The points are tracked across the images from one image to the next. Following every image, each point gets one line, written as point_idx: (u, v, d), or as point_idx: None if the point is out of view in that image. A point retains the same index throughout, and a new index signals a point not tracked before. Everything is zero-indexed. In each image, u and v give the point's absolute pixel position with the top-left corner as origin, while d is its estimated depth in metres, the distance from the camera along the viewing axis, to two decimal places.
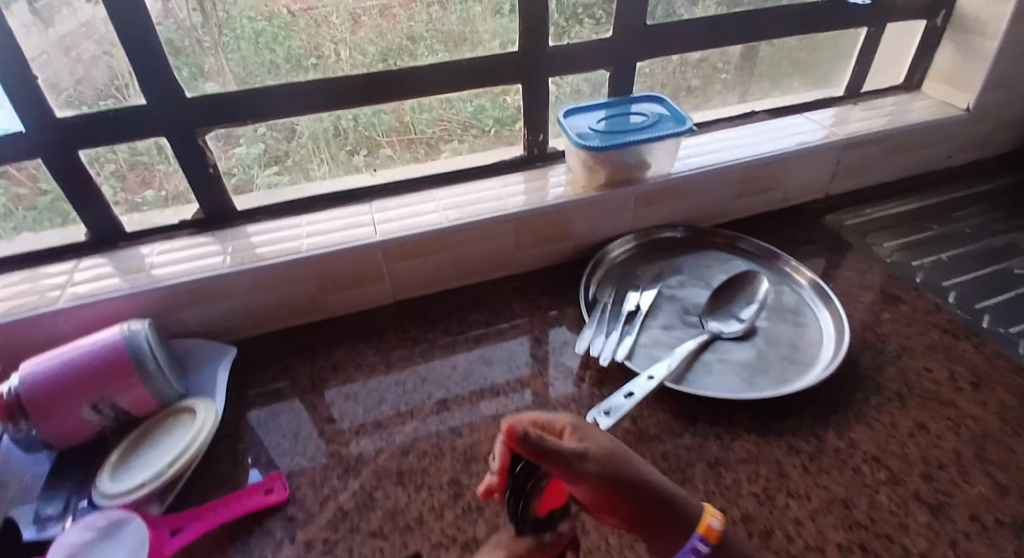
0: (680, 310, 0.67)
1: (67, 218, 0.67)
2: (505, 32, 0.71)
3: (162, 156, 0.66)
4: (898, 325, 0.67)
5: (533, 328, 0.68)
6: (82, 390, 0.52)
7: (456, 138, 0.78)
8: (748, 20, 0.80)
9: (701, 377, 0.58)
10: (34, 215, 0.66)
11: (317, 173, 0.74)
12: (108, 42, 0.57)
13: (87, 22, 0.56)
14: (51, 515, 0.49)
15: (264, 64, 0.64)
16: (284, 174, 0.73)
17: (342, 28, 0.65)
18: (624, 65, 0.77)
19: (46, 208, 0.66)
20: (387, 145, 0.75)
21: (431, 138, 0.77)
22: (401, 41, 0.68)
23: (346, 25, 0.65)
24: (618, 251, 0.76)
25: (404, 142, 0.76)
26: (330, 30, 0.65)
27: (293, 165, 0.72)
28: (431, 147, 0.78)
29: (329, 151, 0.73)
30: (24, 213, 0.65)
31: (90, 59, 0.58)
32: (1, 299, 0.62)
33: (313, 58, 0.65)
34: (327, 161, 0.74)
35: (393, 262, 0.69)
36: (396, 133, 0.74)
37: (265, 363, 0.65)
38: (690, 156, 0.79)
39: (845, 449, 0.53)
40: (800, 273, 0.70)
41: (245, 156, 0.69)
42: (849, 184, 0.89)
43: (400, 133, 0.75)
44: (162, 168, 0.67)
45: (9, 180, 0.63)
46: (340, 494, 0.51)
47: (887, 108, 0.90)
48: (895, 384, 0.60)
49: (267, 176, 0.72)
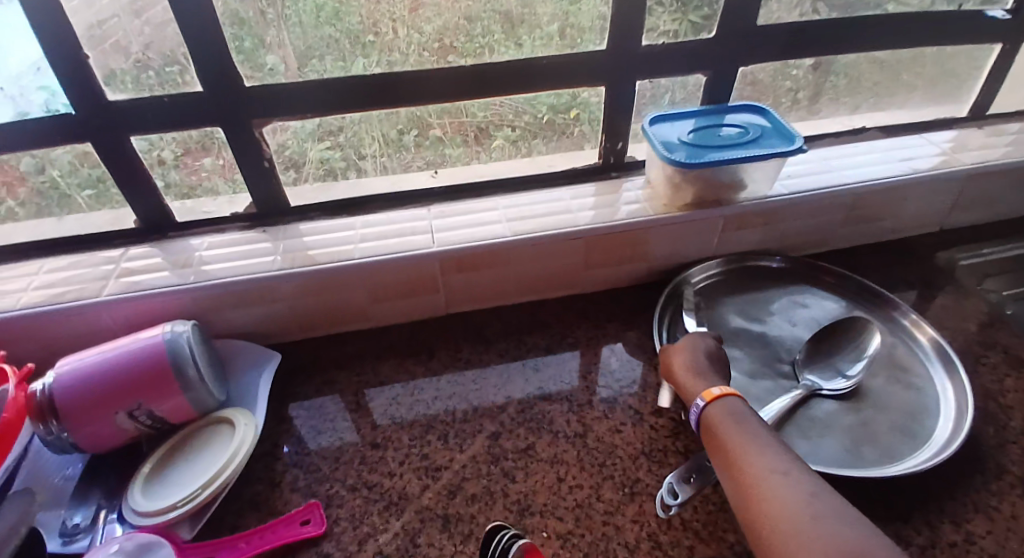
0: (770, 354, 0.60)
1: (118, 203, 0.65)
2: (563, 14, 0.63)
3: (215, 145, 0.62)
4: (1023, 394, 0.58)
5: (597, 359, 0.62)
6: (120, 395, 0.49)
7: (507, 125, 0.70)
8: (869, 25, 0.70)
9: (791, 437, 0.51)
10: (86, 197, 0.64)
11: (369, 163, 0.69)
12: (166, 19, 0.53)
13: None
14: (79, 526, 0.46)
15: (325, 38, 0.58)
16: (338, 153, 0.67)
17: (399, 6, 0.59)
18: (720, 71, 0.69)
19: (98, 191, 0.63)
20: (438, 124, 0.67)
21: (481, 122, 0.69)
22: (457, 20, 0.61)
23: (403, 3, 0.59)
24: (701, 277, 0.69)
25: (456, 124, 0.68)
26: (389, 7, 0.59)
27: (345, 142, 0.66)
28: (484, 136, 0.70)
29: (380, 131, 0.67)
30: (88, 172, 0.61)
31: (153, 31, 0.54)
32: (48, 284, 0.60)
33: (371, 36, 0.60)
34: (380, 145, 0.68)
35: (450, 274, 0.64)
36: (448, 115, 0.67)
37: (310, 373, 0.61)
38: (791, 178, 0.70)
39: (961, 545, 0.45)
40: (920, 329, 0.61)
41: (300, 130, 0.63)
42: (963, 218, 0.79)
43: (451, 115, 0.67)
44: (214, 157, 0.63)
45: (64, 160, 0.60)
46: (381, 534, 0.46)
47: (1016, 134, 0.79)
48: (1021, 469, 0.51)
49: (321, 150, 0.66)
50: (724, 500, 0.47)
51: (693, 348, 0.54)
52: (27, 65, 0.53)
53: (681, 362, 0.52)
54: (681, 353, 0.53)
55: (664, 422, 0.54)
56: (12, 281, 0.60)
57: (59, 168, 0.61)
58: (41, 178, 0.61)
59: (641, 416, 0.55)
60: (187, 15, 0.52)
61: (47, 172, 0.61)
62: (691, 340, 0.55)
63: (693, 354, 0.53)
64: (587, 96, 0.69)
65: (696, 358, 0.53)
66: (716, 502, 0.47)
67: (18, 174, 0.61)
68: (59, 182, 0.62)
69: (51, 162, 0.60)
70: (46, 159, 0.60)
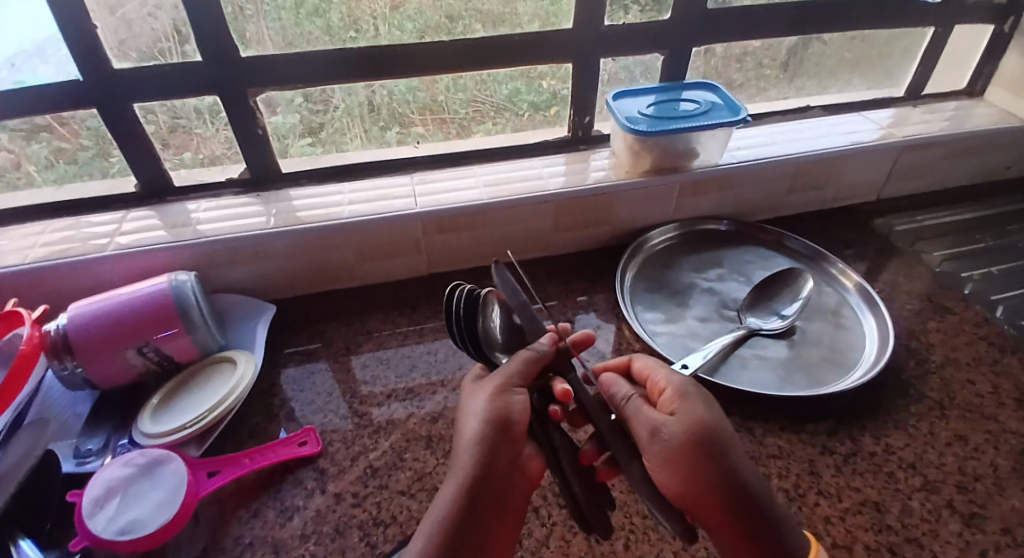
0: (718, 304, 0.68)
1: (106, 174, 0.69)
2: (545, 15, 0.70)
3: (201, 120, 0.67)
4: (942, 334, 0.65)
5: (565, 311, 0.69)
6: (129, 333, 0.53)
7: (489, 121, 0.77)
8: (811, 11, 0.77)
9: (736, 371, 0.59)
10: (75, 169, 0.68)
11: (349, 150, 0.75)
12: (153, 3, 0.58)
13: None
14: (91, 450, 0.51)
15: (304, 35, 0.64)
16: (318, 147, 0.73)
17: (380, 4, 0.64)
18: (679, 50, 0.76)
19: (86, 163, 0.67)
20: (419, 122, 0.75)
21: (464, 119, 0.76)
22: (439, 19, 0.67)
23: (384, 2, 0.64)
24: (659, 238, 0.76)
25: (436, 120, 0.75)
26: (370, 6, 0.64)
27: (327, 140, 0.73)
28: (464, 128, 0.77)
29: (362, 127, 0.73)
30: (64, 166, 0.67)
31: (134, 19, 0.59)
32: (47, 243, 0.64)
33: (351, 33, 0.65)
34: (359, 137, 0.74)
35: (432, 235, 0.69)
36: (429, 112, 0.74)
37: (303, 323, 0.67)
38: (741, 149, 0.77)
39: (881, 455, 0.52)
40: (846, 276, 0.70)
41: (280, 126, 0.69)
42: (901, 188, 0.87)
43: (434, 112, 0.74)
44: (200, 133, 0.68)
45: (52, 135, 0.64)
46: (371, 452, 0.52)
47: (947, 113, 0.87)
48: (936, 393, 0.58)
49: (301, 146, 0.73)
50: None
51: (720, 449, 0.40)
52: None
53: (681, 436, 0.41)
54: (719, 471, 0.39)
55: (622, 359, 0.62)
56: (19, 240, 0.64)
57: (36, 162, 0.66)
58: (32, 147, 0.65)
59: (604, 356, 0.63)
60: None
61: (41, 141, 0.65)
62: (712, 431, 0.41)
63: (732, 465, 0.40)
64: (566, 92, 0.77)
65: (737, 471, 0.40)
66: None
67: None
68: (35, 177, 0.67)
69: (27, 158, 0.66)
70: (23, 155, 0.65)
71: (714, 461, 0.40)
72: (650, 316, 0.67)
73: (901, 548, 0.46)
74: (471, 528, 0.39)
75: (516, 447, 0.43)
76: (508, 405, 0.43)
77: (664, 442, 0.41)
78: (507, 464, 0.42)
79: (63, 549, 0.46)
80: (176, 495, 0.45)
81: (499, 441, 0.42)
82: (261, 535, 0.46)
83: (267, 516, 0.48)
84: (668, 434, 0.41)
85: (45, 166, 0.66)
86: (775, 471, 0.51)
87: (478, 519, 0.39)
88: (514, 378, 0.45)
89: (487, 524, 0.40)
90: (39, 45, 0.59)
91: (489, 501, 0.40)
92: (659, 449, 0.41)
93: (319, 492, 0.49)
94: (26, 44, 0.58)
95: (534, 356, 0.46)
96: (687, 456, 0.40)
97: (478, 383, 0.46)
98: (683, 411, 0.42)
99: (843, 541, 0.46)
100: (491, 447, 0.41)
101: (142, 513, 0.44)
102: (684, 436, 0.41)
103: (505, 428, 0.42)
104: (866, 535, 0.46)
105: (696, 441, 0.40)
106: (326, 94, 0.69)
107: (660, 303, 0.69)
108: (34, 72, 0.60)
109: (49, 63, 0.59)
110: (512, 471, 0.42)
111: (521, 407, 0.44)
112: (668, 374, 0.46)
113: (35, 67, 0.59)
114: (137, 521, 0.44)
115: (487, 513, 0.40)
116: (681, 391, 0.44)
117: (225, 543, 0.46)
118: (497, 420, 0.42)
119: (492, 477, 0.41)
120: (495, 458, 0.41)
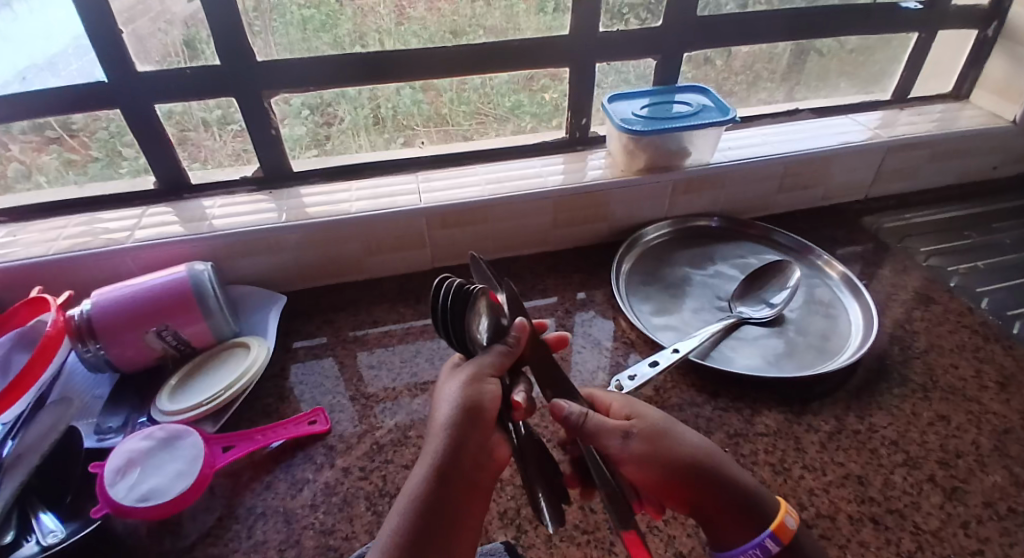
0: (710, 295, 0.71)
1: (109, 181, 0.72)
2: (545, 28, 0.74)
3: (207, 130, 0.71)
4: (926, 322, 0.68)
5: (564, 302, 0.72)
6: (150, 318, 0.57)
7: (492, 131, 0.81)
8: (798, 17, 0.81)
9: (727, 355, 0.62)
10: (84, 179, 0.72)
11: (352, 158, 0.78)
12: (164, 19, 0.62)
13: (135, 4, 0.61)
14: (112, 427, 0.54)
15: (310, 48, 0.68)
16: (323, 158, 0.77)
17: (387, 19, 0.68)
18: (672, 55, 0.80)
19: (97, 174, 0.72)
20: (422, 132, 0.79)
21: (467, 130, 0.80)
22: (444, 34, 0.71)
23: (391, 16, 0.68)
24: (654, 234, 0.79)
25: (440, 131, 0.79)
26: (376, 20, 0.68)
27: (331, 150, 0.77)
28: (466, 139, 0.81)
29: (368, 138, 0.77)
30: (72, 178, 0.71)
31: (146, 34, 0.63)
32: (63, 238, 0.67)
33: (358, 46, 0.69)
34: (365, 146, 0.78)
35: (436, 230, 0.72)
36: (433, 123, 0.78)
37: (312, 314, 0.70)
38: (732, 149, 0.81)
39: (864, 432, 0.55)
40: (832, 267, 0.73)
41: (289, 136, 0.74)
42: (890, 187, 0.90)
43: (437, 123, 0.78)
44: (210, 144, 0.72)
45: (63, 147, 0.68)
46: (378, 430, 0.55)
47: (933, 115, 0.90)
48: (920, 377, 0.61)
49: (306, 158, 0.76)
50: (663, 400, 0.58)
51: (675, 433, 0.43)
52: (13, 74, 0.63)
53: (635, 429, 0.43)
54: (681, 450, 0.42)
55: (617, 346, 0.65)
56: (46, 233, 0.68)
57: (46, 173, 0.70)
58: (57, 151, 0.69)
59: (600, 343, 0.65)
60: (214, 3, 0.61)
61: (65, 144, 0.68)
62: (663, 422, 0.44)
63: (688, 443, 0.43)
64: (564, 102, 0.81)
65: (693, 447, 0.43)
66: (656, 401, 0.58)
67: (6, 179, 0.70)
68: (44, 187, 0.71)
69: (38, 168, 0.70)
70: (34, 165, 0.69)
71: (673, 444, 0.42)
72: (644, 307, 0.70)
73: (882, 518, 0.48)
74: (443, 509, 0.39)
75: (487, 433, 0.43)
76: (480, 394, 0.43)
77: (635, 440, 0.42)
78: (477, 450, 0.42)
79: (84, 520, 0.46)
80: (194, 464, 0.48)
81: (469, 426, 0.42)
82: (274, 505, 0.49)
83: (279, 488, 0.50)
84: (635, 433, 0.42)
85: (55, 176, 0.71)
86: (762, 448, 0.53)
87: (452, 499, 0.39)
88: (486, 368, 0.45)
89: (460, 501, 0.39)
90: (51, 59, 0.63)
91: (460, 485, 0.40)
92: (631, 449, 0.41)
93: (328, 466, 0.52)
94: (37, 58, 0.63)
95: (506, 351, 0.46)
96: (655, 445, 0.42)
97: (455, 371, 0.46)
98: (634, 413, 0.45)
99: (827, 511, 0.48)
100: (461, 432, 0.41)
101: (161, 482, 0.47)
102: (645, 430, 0.43)
103: (478, 415, 0.43)
104: (849, 507, 0.49)
105: (654, 433, 0.43)
106: (328, 107, 0.73)
107: (654, 294, 0.72)
108: (45, 83, 0.63)
109: (60, 76, 0.63)
110: (481, 456, 0.42)
111: (492, 396, 0.44)
112: (608, 394, 0.48)
113: (46, 79, 0.63)
114: (156, 489, 0.46)
115: (460, 492, 0.40)
116: (626, 401, 0.47)
117: (239, 512, 0.49)
118: (468, 406, 0.42)
119: (462, 462, 0.41)
120: (465, 443, 0.41)
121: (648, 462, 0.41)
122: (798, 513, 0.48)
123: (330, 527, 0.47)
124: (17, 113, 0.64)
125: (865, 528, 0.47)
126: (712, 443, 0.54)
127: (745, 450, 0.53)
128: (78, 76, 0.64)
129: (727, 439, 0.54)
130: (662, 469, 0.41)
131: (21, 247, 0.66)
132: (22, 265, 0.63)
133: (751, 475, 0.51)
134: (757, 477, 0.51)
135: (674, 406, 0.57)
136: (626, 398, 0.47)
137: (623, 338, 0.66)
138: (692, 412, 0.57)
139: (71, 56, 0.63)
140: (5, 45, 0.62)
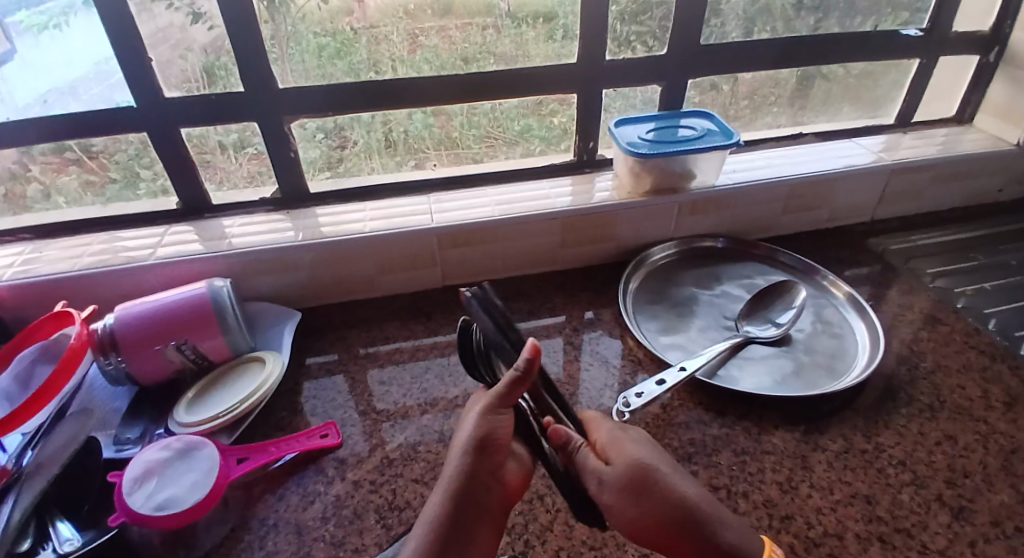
0: (717, 314, 0.72)
1: (128, 202, 0.75)
2: (552, 55, 0.77)
3: (224, 153, 0.74)
4: (933, 343, 0.68)
5: (571, 321, 0.73)
6: (171, 333, 0.59)
7: (502, 154, 0.83)
8: (799, 45, 0.83)
9: (732, 374, 0.62)
10: (101, 201, 0.74)
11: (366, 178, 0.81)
12: (184, 46, 0.65)
13: (157, 32, 0.64)
14: (130, 439, 0.55)
15: (325, 74, 0.71)
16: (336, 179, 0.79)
17: (400, 46, 0.71)
18: (677, 81, 0.82)
19: (113, 195, 0.74)
20: (433, 155, 0.81)
21: (477, 153, 0.82)
22: (455, 61, 0.74)
23: (404, 44, 0.72)
24: (660, 254, 0.80)
25: (451, 154, 0.82)
26: (389, 48, 0.71)
27: (344, 171, 0.79)
28: (477, 161, 0.83)
29: (381, 160, 0.80)
30: (91, 199, 0.74)
31: (167, 61, 0.66)
32: (84, 256, 0.69)
33: (372, 72, 0.72)
34: (378, 167, 0.80)
35: (446, 248, 0.74)
36: (444, 146, 0.81)
37: (324, 330, 0.72)
38: (737, 171, 0.82)
39: (871, 451, 0.55)
40: (837, 287, 0.74)
41: (303, 160, 0.76)
42: (895, 210, 0.91)
43: (448, 146, 0.81)
44: (226, 165, 0.75)
45: (82, 168, 0.71)
46: (387, 445, 0.56)
47: (937, 139, 0.92)
48: (927, 396, 0.61)
49: (321, 179, 0.79)
50: (670, 417, 0.59)
51: (656, 478, 0.43)
52: (35, 97, 0.66)
53: (614, 470, 0.44)
54: (656, 501, 0.42)
55: (625, 363, 0.66)
56: (67, 251, 0.70)
57: (65, 195, 0.73)
58: (77, 171, 0.71)
59: (606, 360, 0.66)
60: (238, 32, 0.64)
61: (87, 165, 0.71)
62: (646, 465, 0.44)
63: (671, 488, 0.43)
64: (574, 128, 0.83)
65: (673, 491, 0.43)
66: (663, 418, 0.59)
67: (26, 200, 0.72)
68: (64, 208, 0.74)
69: (58, 189, 0.72)
70: (54, 187, 0.72)
71: (652, 492, 0.43)
72: (652, 325, 0.71)
73: (890, 537, 0.48)
74: (462, 528, 0.41)
75: (498, 459, 0.44)
76: (494, 424, 0.45)
77: (608, 488, 0.44)
78: (491, 477, 0.44)
79: (100, 529, 0.48)
80: (208, 475, 0.49)
81: (485, 455, 0.44)
82: (284, 517, 0.50)
83: (291, 500, 0.51)
84: (608, 481, 0.44)
85: (74, 198, 0.73)
86: (769, 466, 0.54)
87: (471, 521, 0.42)
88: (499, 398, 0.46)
89: (477, 522, 0.42)
90: (72, 84, 0.66)
91: (478, 507, 0.42)
92: (606, 495, 0.44)
93: (339, 478, 0.53)
94: (60, 82, 0.66)
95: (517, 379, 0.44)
96: (631, 494, 0.43)
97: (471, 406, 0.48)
98: (618, 454, 0.45)
99: (833, 530, 0.48)
100: (478, 459, 0.43)
101: (177, 491, 0.48)
102: (622, 477, 0.43)
103: (491, 446, 0.44)
104: (856, 526, 0.48)
105: (631, 480, 0.43)
106: (342, 130, 0.75)
107: (663, 313, 0.72)
108: (64, 106, 0.67)
109: (81, 100, 0.66)
110: (494, 481, 0.44)
111: (506, 426, 0.45)
112: (606, 426, 0.49)
113: (67, 102, 0.66)
114: (172, 498, 0.47)
115: (477, 512, 0.42)
116: (613, 440, 0.47)
117: (252, 523, 0.49)
118: (481, 438, 0.44)
119: (478, 487, 0.43)
120: (479, 471, 0.43)
121: (633, 506, 0.42)
122: (804, 532, 0.48)
123: (340, 540, 0.48)
124: (42, 136, 0.67)
125: (872, 548, 0.47)
126: (718, 460, 0.54)
127: (752, 468, 0.53)
128: (98, 100, 0.67)
129: (734, 457, 0.54)
130: (641, 514, 0.42)
131: (44, 264, 0.68)
132: (47, 280, 0.66)
133: (759, 493, 0.51)
134: (765, 494, 0.51)
135: (680, 424, 0.58)
136: (613, 436, 0.47)
137: (631, 356, 0.67)
138: (699, 430, 0.57)
139: (93, 80, 0.66)
140: (26, 71, 0.65)
